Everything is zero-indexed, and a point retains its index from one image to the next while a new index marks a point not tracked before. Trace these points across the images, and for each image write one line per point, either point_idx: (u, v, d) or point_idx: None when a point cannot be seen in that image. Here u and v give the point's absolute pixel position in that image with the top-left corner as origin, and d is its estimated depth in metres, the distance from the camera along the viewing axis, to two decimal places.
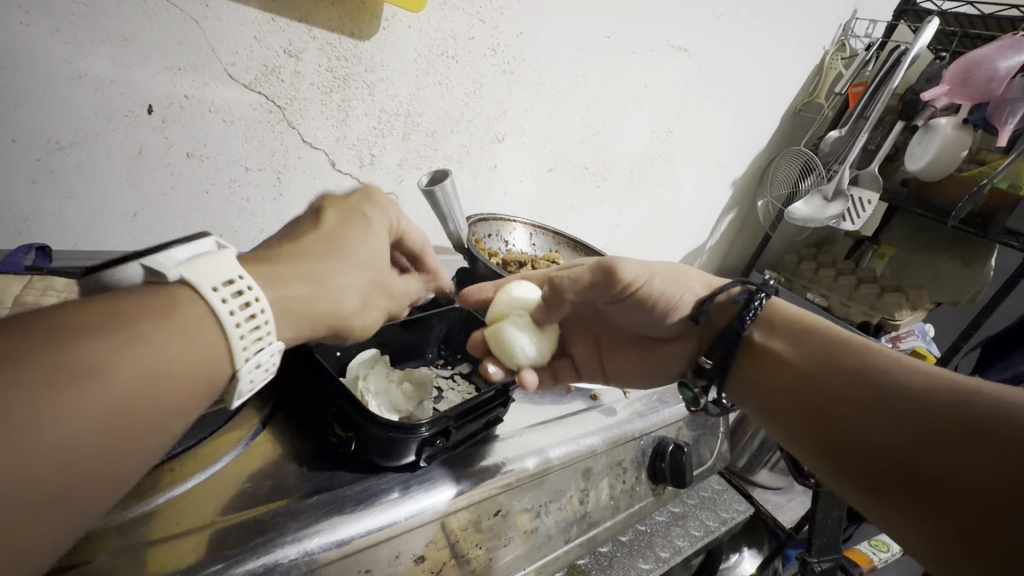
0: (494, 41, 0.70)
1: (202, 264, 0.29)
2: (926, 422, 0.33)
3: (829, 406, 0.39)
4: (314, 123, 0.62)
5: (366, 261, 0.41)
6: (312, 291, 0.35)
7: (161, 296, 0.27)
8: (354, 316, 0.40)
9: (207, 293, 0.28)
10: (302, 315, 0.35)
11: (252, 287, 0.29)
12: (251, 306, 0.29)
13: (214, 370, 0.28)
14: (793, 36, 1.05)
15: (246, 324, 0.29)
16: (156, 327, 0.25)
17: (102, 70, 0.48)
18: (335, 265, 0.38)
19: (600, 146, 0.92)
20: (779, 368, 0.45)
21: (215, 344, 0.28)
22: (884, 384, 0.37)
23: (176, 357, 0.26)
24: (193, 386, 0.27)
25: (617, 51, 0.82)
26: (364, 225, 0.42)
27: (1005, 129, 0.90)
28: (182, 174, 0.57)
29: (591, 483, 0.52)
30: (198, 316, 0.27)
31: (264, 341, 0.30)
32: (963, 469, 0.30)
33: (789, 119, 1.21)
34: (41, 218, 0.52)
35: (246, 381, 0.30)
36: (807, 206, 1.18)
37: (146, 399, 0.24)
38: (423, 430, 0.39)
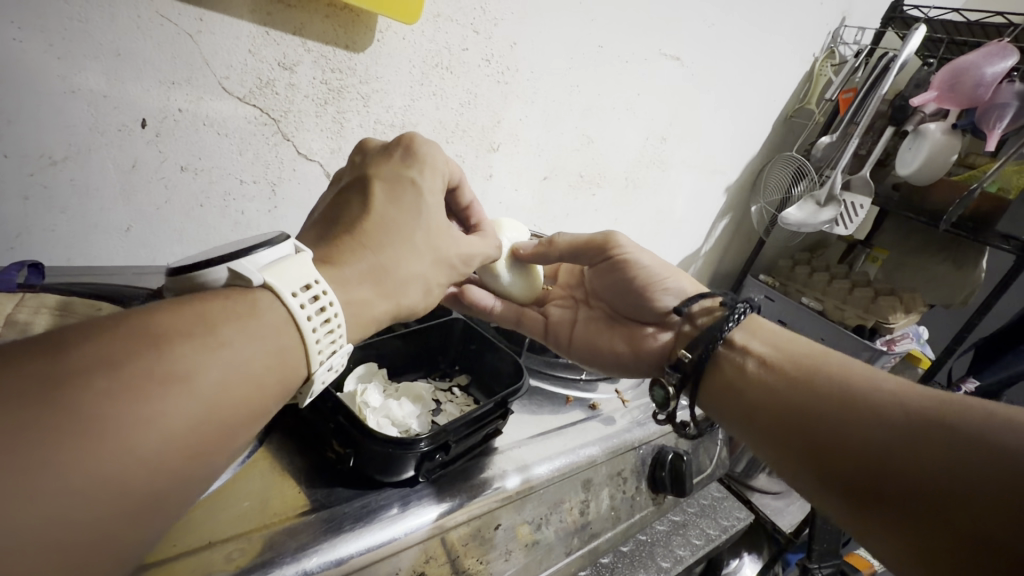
0: (487, 51, 0.70)
1: (285, 272, 0.31)
2: (923, 435, 0.34)
3: (815, 427, 0.41)
4: (308, 135, 0.62)
5: (421, 243, 0.42)
6: (376, 291, 0.37)
7: (239, 298, 0.29)
8: (418, 302, 0.42)
9: (286, 297, 0.30)
10: (368, 313, 0.37)
11: (325, 291, 0.32)
12: (325, 311, 0.31)
13: (290, 373, 0.30)
14: (784, 41, 1.05)
15: (320, 329, 0.31)
16: (235, 331, 0.27)
17: (96, 85, 0.48)
18: (396, 260, 0.39)
19: (594, 155, 0.92)
20: (768, 396, 0.46)
21: (291, 344, 0.30)
22: (872, 405, 0.39)
23: (258, 359, 0.28)
24: (271, 388, 0.29)
25: (610, 61, 0.83)
26: (415, 189, 0.43)
27: (993, 135, 0.94)
28: (177, 187, 0.57)
29: (591, 493, 0.52)
30: (278, 321, 0.30)
31: (337, 344, 0.33)
32: (966, 477, 0.31)
33: (781, 125, 1.21)
34: (33, 233, 0.51)
35: (319, 382, 0.32)
36: (801, 211, 1.20)
37: (231, 400, 0.26)
38: (423, 445, 0.38)
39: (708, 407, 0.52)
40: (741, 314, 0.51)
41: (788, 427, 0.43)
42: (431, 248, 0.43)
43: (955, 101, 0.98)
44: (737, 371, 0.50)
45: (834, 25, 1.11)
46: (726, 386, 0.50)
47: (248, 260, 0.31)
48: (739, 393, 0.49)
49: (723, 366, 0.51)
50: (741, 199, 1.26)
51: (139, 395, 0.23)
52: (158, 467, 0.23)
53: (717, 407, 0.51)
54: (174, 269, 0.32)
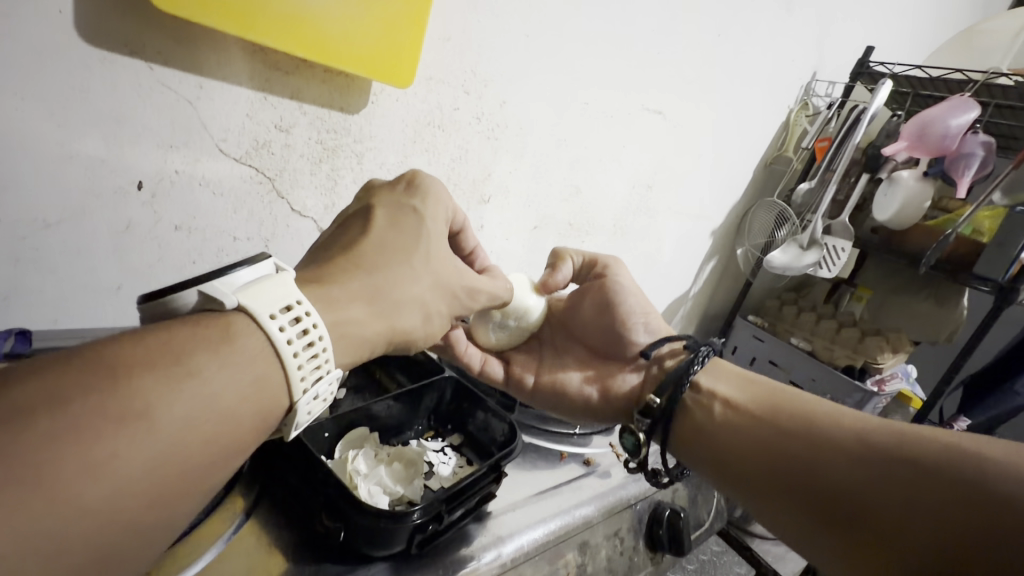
0: (478, 110, 0.73)
1: (259, 293, 0.32)
2: (907, 479, 0.37)
3: (802, 476, 0.43)
4: (303, 193, 0.64)
5: (421, 267, 0.44)
6: (369, 314, 0.39)
7: (220, 324, 0.30)
8: (416, 327, 0.43)
9: (264, 321, 0.31)
10: (360, 335, 0.38)
11: (307, 313, 0.33)
12: (308, 334, 0.32)
13: (270, 400, 0.31)
14: (760, 95, 1.11)
15: (303, 354, 0.32)
16: (214, 360, 0.28)
17: (93, 150, 0.49)
18: (393, 282, 0.41)
19: (582, 205, 0.95)
20: (751, 444, 0.48)
21: (271, 372, 0.31)
22: (850, 447, 0.41)
23: (235, 387, 0.29)
24: (249, 415, 0.30)
25: (596, 116, 0.87)
26: (413, 220, 0.45)
27: (963, 183, 1.00)
28: (170, 246, 0.57)
29: (589, 555, 0.50)
30: (256, 348, 0.31)
31: (324, 369, 0.33)
32: (957, 519, 0.33)
33: (762, 171, 1.26)
34: (21, 295, 0.51)
35: (305, 411, 0.33)
36: (784, 255, 1.25)
37: (204, 427, 0.27)
38: (415, 518, 0.37)
39: (682, 457, 0.53)
40: (704, 359, 0.55)
41: (777, 476, 0.44)
42: (433, 273, 0.45)
43: (924, 152, 1.02)
44: (716, 416, 0.52)
45: (806, 79, 1.17)
46: (707, 430, 0.52)
47: (222, 281, 0.32)
48: (721, 445, 0.50)
49: (693, 411, 0.53)
50: (727, 242, 1.30)
51: (106, 428, 0.24)
52: (127, 497, 0.24)
53: (699, 458, 0.52)
54: (146, 297, 0.33)
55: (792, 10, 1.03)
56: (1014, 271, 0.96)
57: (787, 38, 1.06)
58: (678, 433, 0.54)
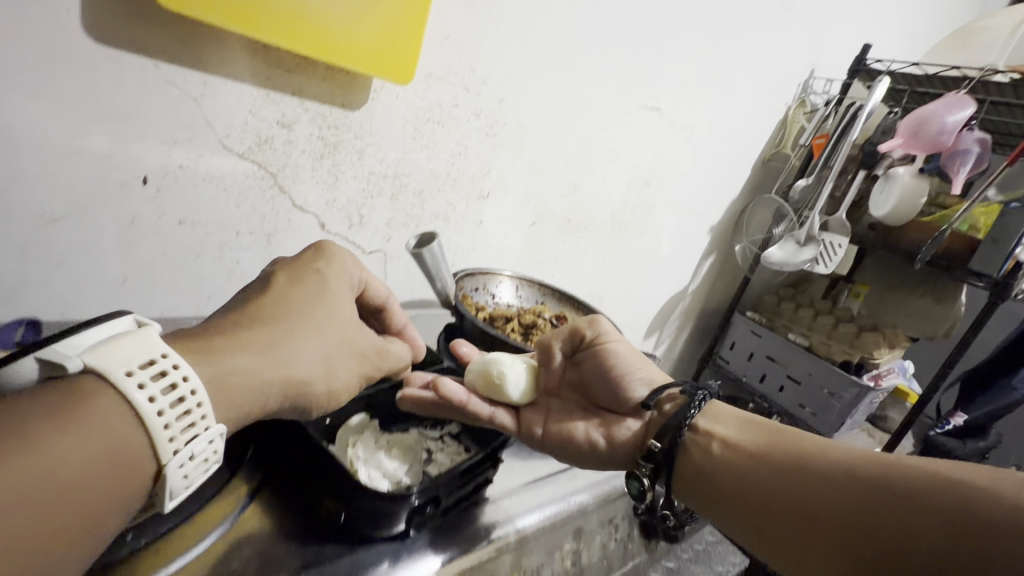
0: (477, 107, 0.74)
1: (113, 351, 0.29)
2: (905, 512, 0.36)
3: (802, 516, 0.41)
4: (304, 188, 0.65)
5: (324, 320, 0.42)
6: (259, 360, 0.36)
7: (69, 388, 0.27)
8: (315, 383, 0.41)
9: (120, 379, 0.28)
10: (248, 386, 0.35)
11: (176, 366, 0.30)
12: (176, 388, 0.30)
13: (131, 463, 0.28)
14: (758, 92, 1.12)
15: (172, 412, 0.29)
16: (59, 428, 0.26)
17: (99, 145, 0.50)
18: (288, 337, 0.39)
19: (580, 200, 0.96)
20: (744, 481, 0.46)
21: (133, 436, 0.28)
22: (845, 482, 0.40)
23: (84, 453, 0.26)
24: (105, 481, 0.27)
25: (594, 113, 0.88)
26: (317, 277, 0.44)
27: (958, 178, 1.01)
28: (174, 240, 0.58)
29: (583, 541, 0.51)
30: (114, 408, 0.28)
31: (198, 426, 0.31)
32: (961, 555, 0.33)
33: (760, 168, 1.27)
34: (29, 288, 0.52)
35: (180, 475, 0.30)
36: (781, 251, 1.25)
37: (47, 500, 0.24)
38: (414, 498, 0.38)
39: (682, 495, 0.51)
40: (702, 401, 0.53)
41: (769, 513, 0.43)
42: (339, 329, 0.43)
43: (920, 148, 1.03)
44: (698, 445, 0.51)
45: (804, 76, 1.18)
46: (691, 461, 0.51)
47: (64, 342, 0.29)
48: (713, 483, 0.48)
49: (690, 450, 0.51)
50: (725, 239, 1.31)
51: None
52: None
53: (692, 494, 0.50)
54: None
55: (789, 8, 1.03)
56: (1008, 267, 0.97)
57: (784, 35, 1.07)
58: (677, 473, 0.51)
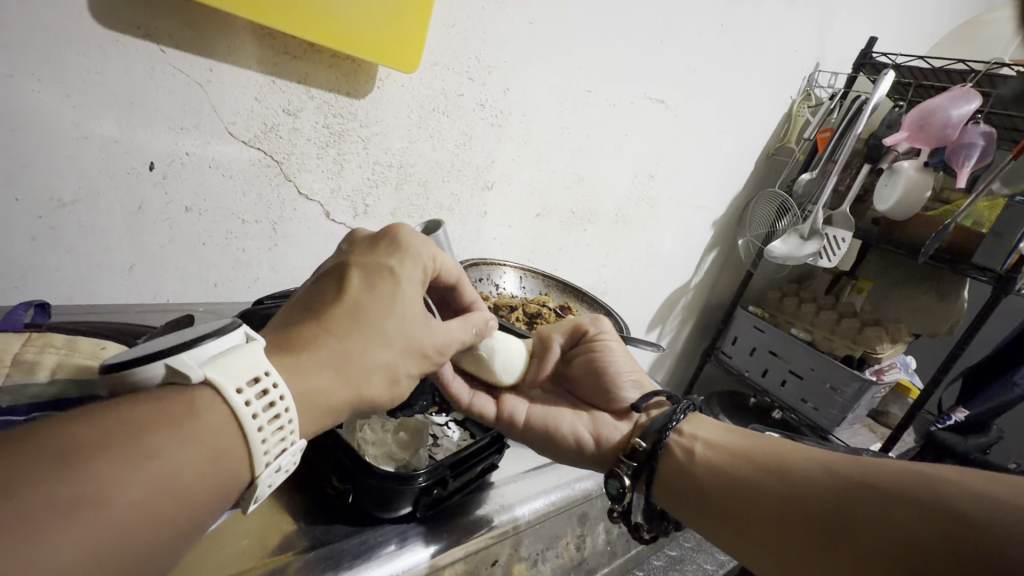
0: (482, 97, 0.74)
1: (229, 363, 0.28)
2: (904, 515, 0.32)
3: (788, 520, 0.38)
4: (309, 176, 0.65)
5: (392, 330, 0.39)
6: (337, 380, 0.35)
7: (181, 401, 0.27)
8: (383, 394, 0.39)
9: (230, 394, 0.28)
10: (321, 404, 0.34)
11: (276, 384, 0.29)
12: (275, 405, 0.29)
13: (231, 476, 0.27)
14: (763, 86, 1.11)
15: (268, 427, 0.29)
16: (177, 438, 0.25)
17: (107, 131, 0.50)
18: (358, 348, 0.36)
19: (585, 193, 0.96)
20: (731, 484, 0.44)
21: (234, 449, 0.27)
22: (833, 484, 0.38)
23: (194, 467, 0.25)
24: (206, 492, 0.26)
25: (598, 104, 0.87)
26: (391, 280, 0.40)
27: (963, 172, 1.00)
28: (181, 227, 0.58)
29: (587, 528, 0.52)
30: (221, 423, 0.27)
31: (287, 442, 0.30)
32: (944, 550, 0.29)
33: (763, 162, 1.27)
34: (37, 273, 0.52)
35: (265, 487, 0.29)
36: (785, 245, 1.24)
37: (158, 513, 0.24)
38: (421, 480, 0.38)
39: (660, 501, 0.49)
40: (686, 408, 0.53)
41: (764, 525, 0.40)
42: (405, 338, 0.39)
43: (925, 142, 1.03)
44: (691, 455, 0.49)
45: (809, 70, 1.18)
46: (683, 470, 0.48)
47: (192, 351, 0.28)
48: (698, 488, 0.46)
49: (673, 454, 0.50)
50: (728, 233, 1.31)
51: (48, 524, 0.20)
52: None
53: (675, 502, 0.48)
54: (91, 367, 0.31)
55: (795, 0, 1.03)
56: (1011, 261, 0.97)
57: (789, 28, 1.06)
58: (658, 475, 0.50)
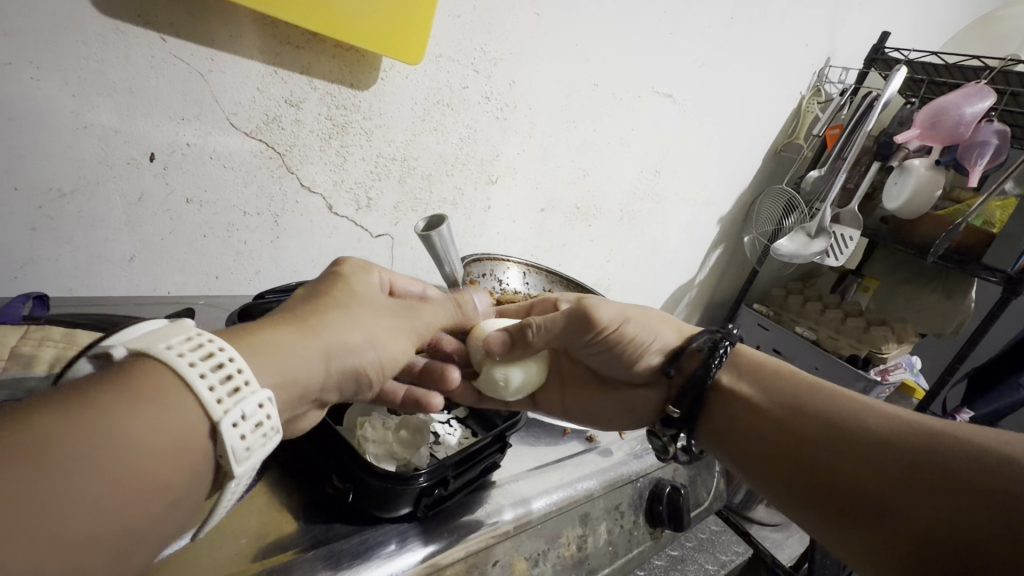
0: (487, 89, 0.73)
1: (156, 333, 0.26)
2: (933, 475, 0.35)
3: (832, 471, 0.41)
4: (312, 169, 0.64)
5: (351, 298, 0.39)
6: (300, 337, 0.33)
7: (116, 373, 0.24)
8: (360, 353, 0.37)
9: (162, 353, 0.25)
10: (296, 362, 0.32)
11: (210, 337, 0.27)
12: (214, 354, 0.26)
13: (186, 431, 0.24)
14: (772, 81, 1.10)
15: (215, 377, 0.25)
16: (103, 396, 0.22)
17: (107, 120, 0.50)
18: (322, 315, 0.35)
19: (590, 187, 0.95)
20: (768, 433, 0.47)
21: (183, 404, 0.24)
22: (871, 440, 0.40)
23: (133, 419, 0.22)
24: (156, 451, 0.23)
25: (605, 98, 0.86)
26: (333, 271, 0.41)
27: (976, 171, 0.98)
28: (182, 219, 0.58)
29: (590, 528, 0.50)
30: (161, 381, 0.24)
31: (247, 391, 0.26)
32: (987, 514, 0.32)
33: (771, 159, 1.25)
34: (37, 264, 0.52)
35: (243, 442, 0.26)
36: (791, 243, 1.22)
37: (96, 466, 0.20)
38: (421, 480, 0.38)
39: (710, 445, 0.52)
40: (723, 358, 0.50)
41: (798, 469, 0.43)
42: (365, 303, 0.40)
43: (936, 140, 1.02)
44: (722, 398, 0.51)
45: (819, 65, 1.16)
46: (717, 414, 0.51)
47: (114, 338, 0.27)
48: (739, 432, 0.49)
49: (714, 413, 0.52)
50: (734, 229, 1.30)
51: None
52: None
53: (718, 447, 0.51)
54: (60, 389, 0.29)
55: None
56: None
57: (801, 21, 1.04)
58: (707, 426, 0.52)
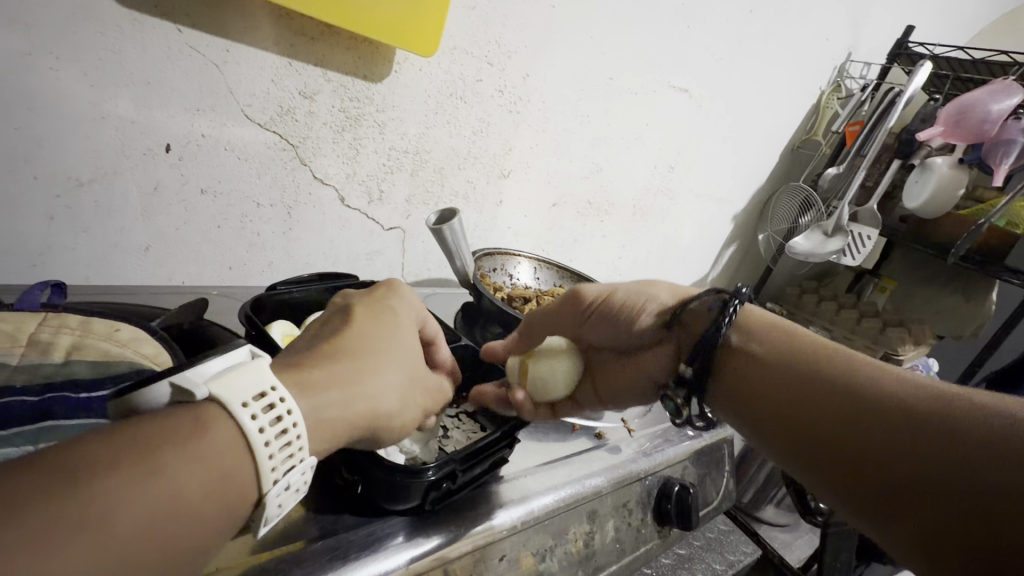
0: (501, 83, 0.73)
1: (234, 378, 0.26)
2: (958, 444, 0.32)
3: (821, 421, 0.39)
4: (325, 161, 0.64)
5: (401, 353, 0.39)
6: (352, 396, 0.33)
7: (187, 420, 0.25)
8: (395, 417, 0.37)
9: (237, 409, 0.26)
10: (343, 419, 0.32)
11: (283, 400, 0.27)
12: (283, 422, 0.26)
13: (235, 497, 0.25)
14: (791, 75, 1.07)
15: (275, 443, 0.26)
16: (179, 456, 0.23)
17: (124, 111, 0.50)
18: (374, 368, 0.36)
19: (603, 183, 0.94)
20: (760, 375, 0.44)
21: (241, 467, 0.25)
22: (866, 391, 0.37)
23: (198, 484, 0.23)
24: (203, 516, 0.23)
25: (619, 92, 0.85)
26: (389, 315, 0.42)
27: (1000, 171, 0.95)
28: (196, 210, 0.58)
29: (597, 525, 0.50)
30: (226, 442, 0.25)
31: (297, 458, 0.27)
32: (982, 474, 0.30)
33: (788, 155, 1.22)
34: (55, 252, 0.53)
35: (274, 505, 0.27)
36: (807, 241, 1.20)
37: (154, 534, 0.21)
38: (430, 474, 0.38)
39: (720, 409, 0.48)
40: (735, 312, 0.47)
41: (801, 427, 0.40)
42: (412, 366, 0.40)
43: (961, 138, 0.99)
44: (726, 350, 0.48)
45: (840, 60, 1.14)
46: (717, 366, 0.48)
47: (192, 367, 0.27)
48: (725, 380, 0.47)
49: (724, 370, 0.47)
50: (749, 225, 1.28)
51: (41, 542, 0.19)
52: None
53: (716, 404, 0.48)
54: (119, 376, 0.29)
55: None
56: None
57: (822, 14, 1.02)
58: (711, 390, 0.48)
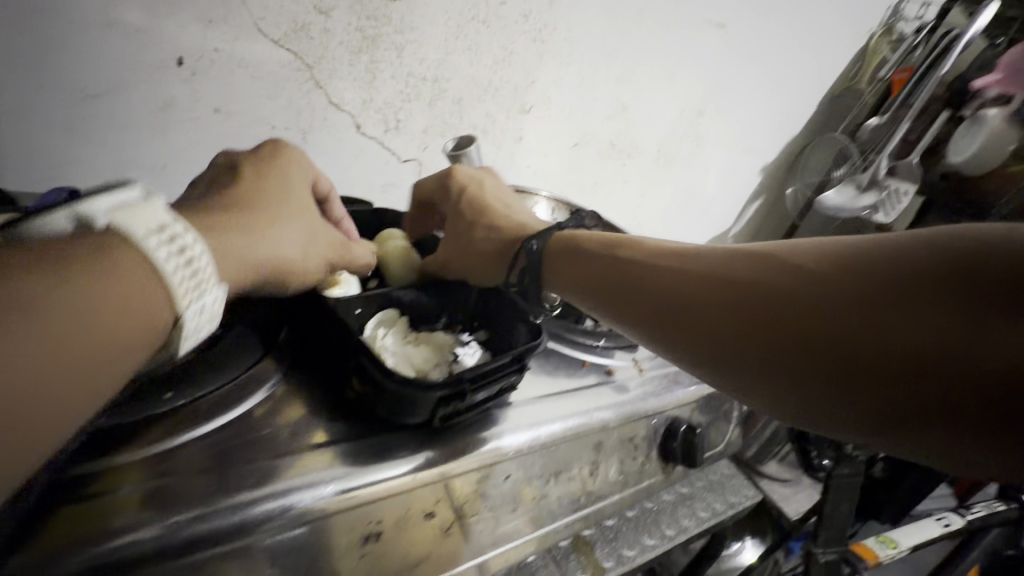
0: (526, 7, 0.68)
1: (130, 213, 0.25)
2: (914, 283, 0.30)
3: (786, 331, 0.34)
4: (340, 84, 0.62)
5: (294, 207, 0.39)
6: (249, 238, 0.34)
7: (88, 243, 0.24)
8: (296, 265, 0.38)
9: (137, 237, 0.25)
10: (243, 258, 0.33)
11: (186, 231, 0.27)
12: (187, 251, 0.26)
13: (145, 326, 0.25)
14: (840, 13, 0.99)
15: (184, 272, 0.26)
16: (78, 276, 0.23)
17: (133, 18, 0.48)
18: (264, 215, 0.36)
19: (627, 124, 0.90)
20: (696, 293, 0.40)
21: (147, 295, 0.25)
22: (804, 277, 0.35)
23: (100, 304, 0.23)
24: (109, 340, 0.23)
25: (651, 24, 0.80)
26: (280, 171, 0.40)
27: None
28: (209, 128, 0.57)
29: (602, 456, 0.52)
30: (128, 266, 0.24)
31: (207, 288, 0.27)
32: (956, 309, 0.29)
33: (828, 103, 1.14)
34: (70, 165, 0.52)
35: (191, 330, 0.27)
36: (839, 197, 1.17)
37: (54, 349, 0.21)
38: (438, 391, 0.38)
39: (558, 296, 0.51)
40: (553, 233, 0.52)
41: (752, 332, 0.36)
42: (309, 218, 0.40)
43: None
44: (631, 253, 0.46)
45: None
46: (614, 269, 0.46)
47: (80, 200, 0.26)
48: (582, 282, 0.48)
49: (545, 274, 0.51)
50: (777, 180, 1.20)
51: None
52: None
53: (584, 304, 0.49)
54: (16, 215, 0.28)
55: None
56: None
57: None
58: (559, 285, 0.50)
